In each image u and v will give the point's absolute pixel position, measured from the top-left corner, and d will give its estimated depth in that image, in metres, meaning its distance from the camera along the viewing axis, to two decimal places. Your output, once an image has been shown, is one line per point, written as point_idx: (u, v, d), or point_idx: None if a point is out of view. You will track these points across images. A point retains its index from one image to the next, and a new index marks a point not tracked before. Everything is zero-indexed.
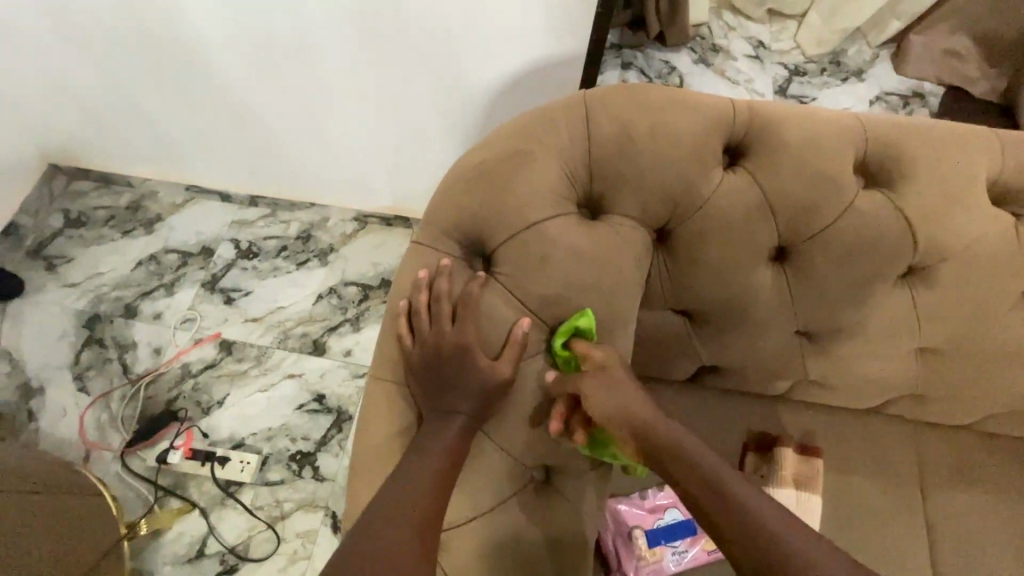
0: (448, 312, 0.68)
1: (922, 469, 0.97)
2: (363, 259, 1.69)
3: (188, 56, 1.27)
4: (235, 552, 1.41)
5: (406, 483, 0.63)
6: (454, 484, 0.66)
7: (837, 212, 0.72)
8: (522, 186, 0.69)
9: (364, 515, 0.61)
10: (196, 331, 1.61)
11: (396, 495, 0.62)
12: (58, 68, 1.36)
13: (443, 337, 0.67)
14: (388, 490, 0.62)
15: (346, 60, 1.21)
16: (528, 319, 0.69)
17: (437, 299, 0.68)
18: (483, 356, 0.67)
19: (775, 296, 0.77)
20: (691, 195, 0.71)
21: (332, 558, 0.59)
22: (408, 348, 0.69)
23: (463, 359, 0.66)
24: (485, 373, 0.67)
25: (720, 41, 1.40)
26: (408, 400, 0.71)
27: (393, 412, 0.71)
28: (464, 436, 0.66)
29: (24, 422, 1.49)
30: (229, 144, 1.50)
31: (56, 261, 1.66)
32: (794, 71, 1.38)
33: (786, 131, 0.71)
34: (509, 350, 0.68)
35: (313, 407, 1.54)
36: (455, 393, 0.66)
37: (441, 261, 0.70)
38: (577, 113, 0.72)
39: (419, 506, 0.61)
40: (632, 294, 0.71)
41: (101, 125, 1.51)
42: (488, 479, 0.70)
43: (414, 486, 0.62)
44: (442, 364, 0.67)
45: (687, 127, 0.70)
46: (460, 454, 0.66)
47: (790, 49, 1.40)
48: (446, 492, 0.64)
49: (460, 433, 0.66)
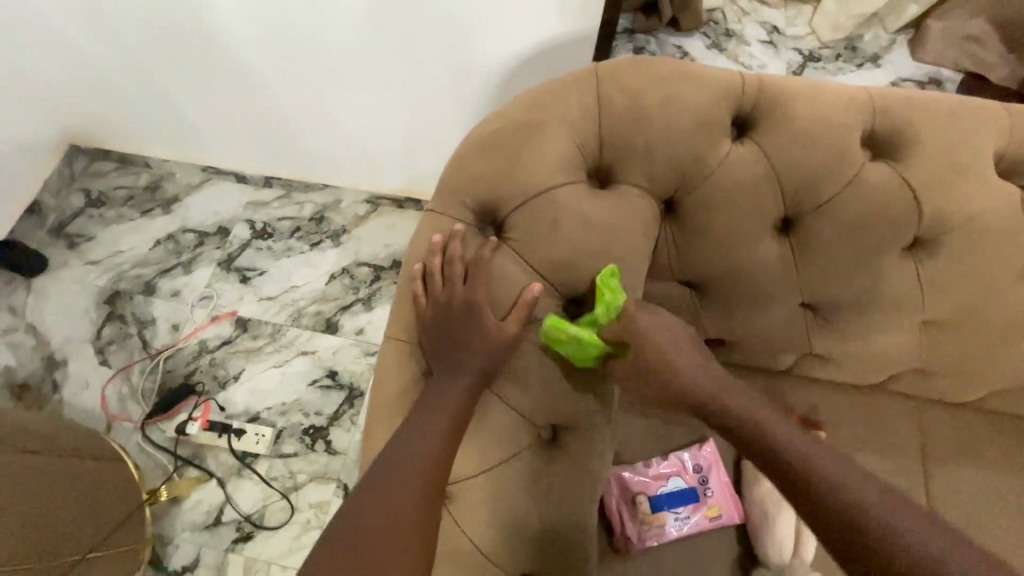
0: (460, 273, 0.70)
1: (926, 446, 0.98)
2: (375, 240, 1.72)
3: (207, 40, 1.30)
4: (251, 521, 1.46)
5: (419, 435, 0.65)
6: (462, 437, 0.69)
7: (842, 183, 0.73)
8: (532, 155, 0.71)
9: (378, 465, 0.64)
10: (213, 308, 1.65)
11: (409, 446, 0.65)
12: (81, 50, 1.39)
13: (454, 295, 0.69)
14: (401, 442, 0.65)
15: (361, 45, 1.23)
16: (539, 284, 0.70)
17: (449, 261, 0.71)
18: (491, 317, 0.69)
19: (781, 267, 0.78)
20: (700, 164, 0.72)
21: (347, 503, 0.63)
22: (421, 308, 0.72)
23: (474, 319, 0.68)
24: (494, 332, 0.69)
25: (734, 27, 1.40)
26: (421, 360, 0.74)
27: (406, 372, 0.73)
28: (473, 393, 0.69)
29: (49, 393, 1.54)
30: (246, 127, 1.53)
31: (78, 240, 1.70)
32: (809, 57, 1.38)
33: (796, 103, 0.72)
34: (517, 310, 0.69)
35: (325, 383, 1.58)
36: (465, 352, 0.68)
37: (453, 226, 0.72)
38: (589, 85, 0.73)
39: (431, 458, 0.64)
40: (640, 262, 0.73)
41: (123, 107, 1.54)
42: (497, 437, 0.72)
43: (426, 439, 0.65)
44: (453, 324, 0.69)
45: (696, 99, 0.71)
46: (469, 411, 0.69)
47: (804, 34, 1.39)
48: (456, 446, 0.67)
49: (469, 389, 0.68)
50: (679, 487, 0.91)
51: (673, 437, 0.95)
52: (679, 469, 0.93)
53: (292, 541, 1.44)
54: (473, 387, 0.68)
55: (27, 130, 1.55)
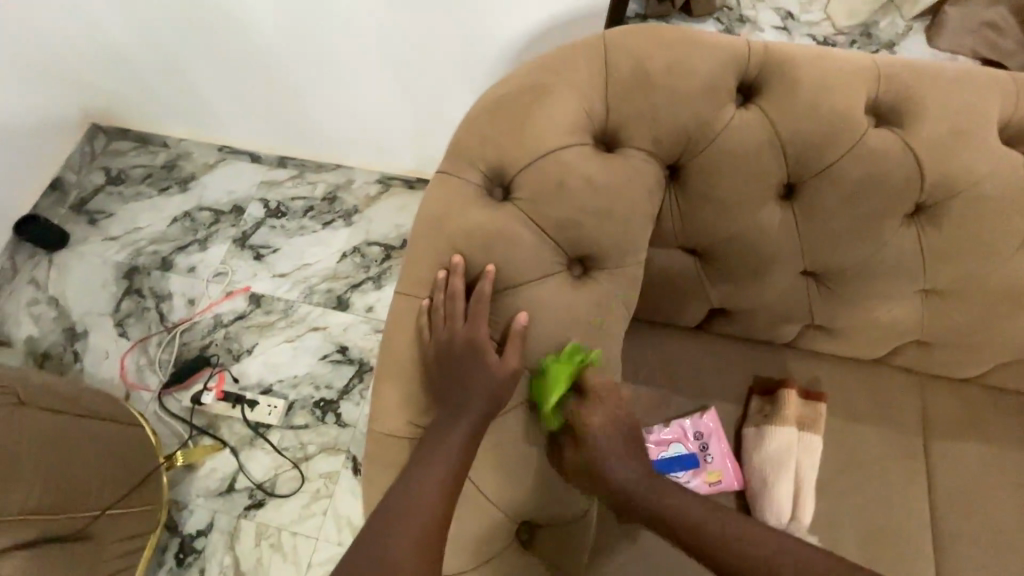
0: (461, 310, 0.71)
1: (927, 420, 0.99)
2: (385, 220, 1.75)
3: (227, 17, 1.32)
4: (263, 488, 1.50)
5: None
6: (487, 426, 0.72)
7: (846, 148, 0.74)
8: (539, 119, 0.73)
9: None
10: (228, 283, 1.69)
11: None
12: (105, 27, 1.42)
13: (456, 335, 0.70)
14: None
15: (371, 22, 1.25)
16: (525, 314, 0.72)
17: (451, 297, 0.71)
18: (489, 291, 0.71)
19: (783, 234, 0.80)
20: (705, 129, 0.73)
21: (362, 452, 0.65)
22: (422, 322, 0.73)
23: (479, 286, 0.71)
24: (497, 370, 0.70)
25: (747, 12, 1.40)
26: (416, 323, 0.73)
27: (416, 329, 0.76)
28: (479, 349, 0.70)
29: (70, 362, 1.59)
30: (262, 106, 1.56)
31: (98, 216, 1.75)
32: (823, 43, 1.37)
33: (801, 70, 0.74)
34: (510, 342, 0.71)
35: (336, 358, 1.62)
36: (473, 313, 0.71)
37: (452, 257, 0.72)
38: (597, 51, 0.75)
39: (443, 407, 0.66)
40: (644, 224, 0.75)
41: (143, 84, 1.58)
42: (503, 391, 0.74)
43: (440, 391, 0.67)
44: (460, 287, 0.71)
45: (701, 65, 0.73)
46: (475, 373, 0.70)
47: (819, 20, 1.39)
48: (463, 400, 0.69)
49: (476, 348, 0.70)
50: (679, 453, 0.92)
51: (675, 405, 0.97)
52: (681, 435, 0.94)
53: (302, 510, 1.49)
54: (481, 338, 0.70)
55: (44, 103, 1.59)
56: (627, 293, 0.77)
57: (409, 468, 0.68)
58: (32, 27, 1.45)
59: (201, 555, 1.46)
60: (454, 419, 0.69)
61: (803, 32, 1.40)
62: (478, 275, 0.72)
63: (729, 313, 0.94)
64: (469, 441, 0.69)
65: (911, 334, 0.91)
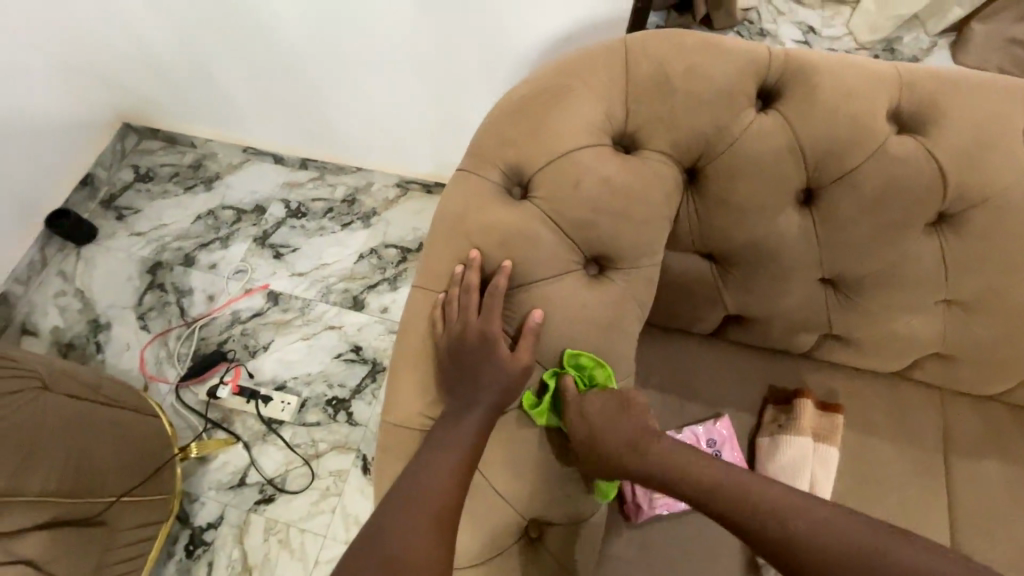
0: (476, 304, 0.71)
1: (948, 437, 0.96)
2: (403, 223, 1.77)
3: (257, 20, 1.36)
4: (273, 484, 1.52)
5: None
6: (497, 423, 0.72)
7: (867, 155, 0.73)
8: (559, 120, 0.74)
9: None
10: (247, 281, 1.72)
11: None
12: (141, 31, 1.48)
13: (469, 327, 0.70)
14: None
15: (399, 29, 1.27)
16: (540, 311, 0.72)
17: (465, 290, 0.72)
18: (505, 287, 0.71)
19: (801, 240, 0.80)
20: (725, 133, 0.74)
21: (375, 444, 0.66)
22: (438, 316, 0.74)
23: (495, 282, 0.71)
24: (509, 365, 0.70)
25: (769, 26, 1.42)
26: (432, 317, 0.74)
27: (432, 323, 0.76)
28: (492, 344, 0.70)
29: (92, 353, 1.63)
30: (286, 108, 1.60)
31: (125, 212, 1.79)
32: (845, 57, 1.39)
33: (822, 76, 0.74)
34: (524, 339, 0.71)
35: (350, 357, 1.64)
36: (487, 309, 0.71)
37: (470, 252, 0.73)
38: (618, 55, 0.76)
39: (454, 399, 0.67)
40: (661, 225, 0.76)
41: (174, 86, 1.63)
42: None
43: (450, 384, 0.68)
44: (475, 282, 0.72)
45: (723, 70, 0.73)
46: (487, 368, 0.70)
47: (841, 35, 1.41)
48: (477, 396, 0.70)
49: (488, 342, 0.70)
50: None
51: (687, 412, 0.96)
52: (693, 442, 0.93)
53: (311, 506, 1.50)
54: (494, 333, 0.70)
55: (72, 101, 1.66)
56: (642, 293, 0.78)
57: (421, 460, 0.68)
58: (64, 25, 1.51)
59: (210, 548, 1.47)
60: (466, 412, 0.69)
61: (825, 46, 1.41)
62: (492, 269, 0.73)
63: (745, 321, 0.93)
64: (480, 433, 0.69)
65: (931, 346, 0.90)
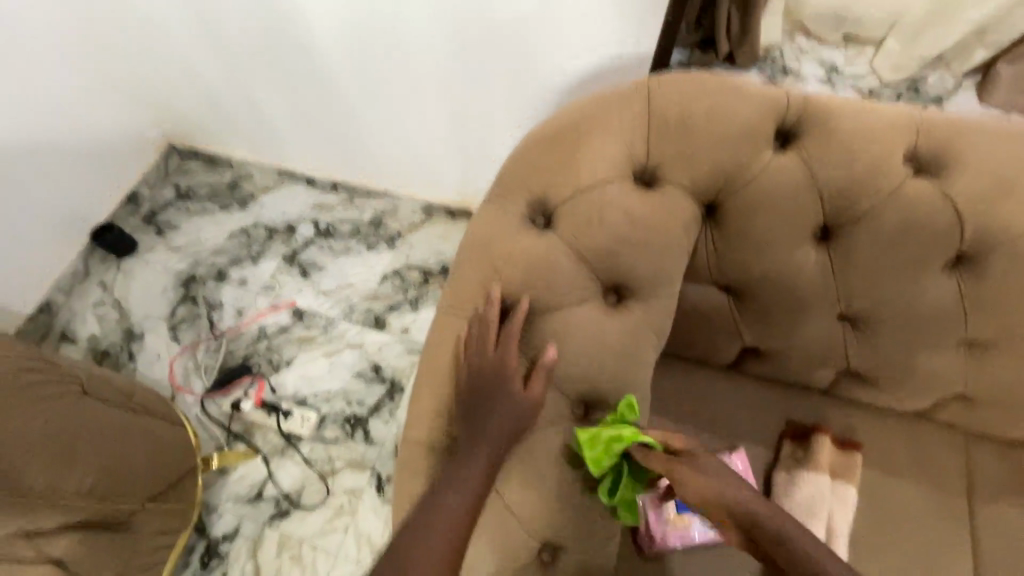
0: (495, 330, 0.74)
1: (972, 482, 0.94)
2: (427, 246, 1.83)
3: (301, 52, 1.44)
4: (289, 498, 1.54)
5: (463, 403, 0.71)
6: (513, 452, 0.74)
7: (884, 195, 0.75)
8: (583, 155, 0.78)
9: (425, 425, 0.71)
10: (275, 297, 1.78)
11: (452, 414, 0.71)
12: (194, 61, 1.58)
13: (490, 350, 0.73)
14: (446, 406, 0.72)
15: (433, 60, 1.33)
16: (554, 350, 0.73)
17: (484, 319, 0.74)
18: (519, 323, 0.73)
19: (818, 277, 0.81)
20: (744, 172, 0.76)
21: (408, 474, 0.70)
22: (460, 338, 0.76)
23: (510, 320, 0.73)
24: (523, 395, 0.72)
25: (792, 64, 1.46)
26: (454, 340, 0.77)
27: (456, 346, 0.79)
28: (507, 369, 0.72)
29: (125, 361, 1.70)
30: (322, 134, 1.68)
31: (165, 228, 1.87)
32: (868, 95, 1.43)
33: (838, 119, 0.76)
34: (536, 380, 0.73)
35: (369, 376, 1.67)
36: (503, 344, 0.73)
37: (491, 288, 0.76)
38: (641, 95, 0.80)
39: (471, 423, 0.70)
40: (680, 258, 0.78)
41: (220, 111, 1.73)
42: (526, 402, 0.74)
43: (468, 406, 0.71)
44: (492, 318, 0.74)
45: (742, 111, 0.76)
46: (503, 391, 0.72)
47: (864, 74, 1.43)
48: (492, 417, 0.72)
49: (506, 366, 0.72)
50: None
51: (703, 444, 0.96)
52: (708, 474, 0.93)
53: (324, 523, 1.51)
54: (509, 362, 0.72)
55: (121, 121, 1.74)
56: (659, 323, 0.79)
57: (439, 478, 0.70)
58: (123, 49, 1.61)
59: (224, 560, 1.49)
60: (485, 432, 0.71)
61: (847, 84, 1.45)
62: (513, 297, 0.76)
63: (763, 354, 0.94)
64: (496, 453, 0.71)
65: (953, 388, 0.89)
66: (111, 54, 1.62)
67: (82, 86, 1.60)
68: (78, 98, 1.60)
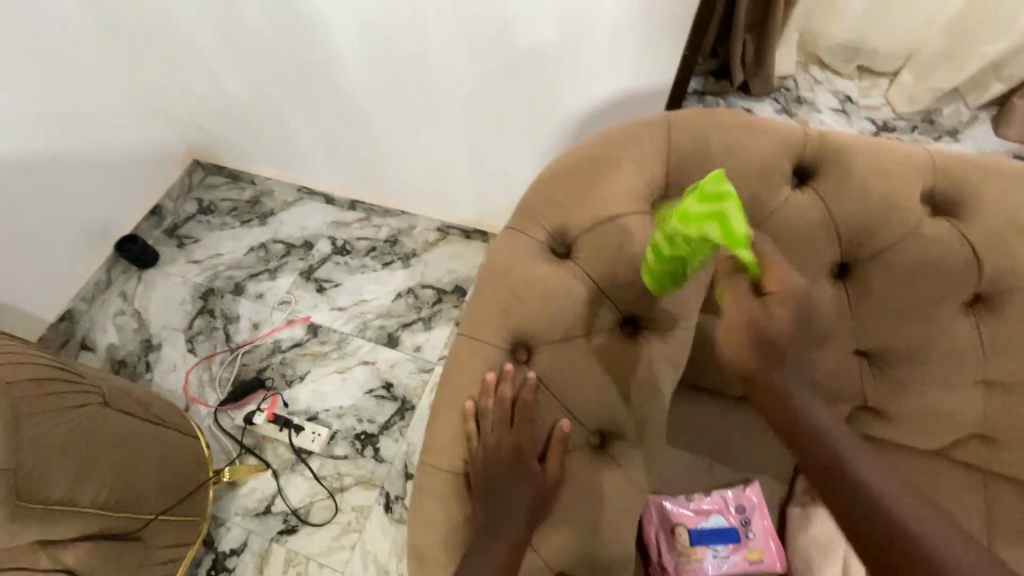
0: (508, 380, 0.74)
1: (991, 522, 0.93)
2: (441, 265, 1.85)
3: (325, 77, 1.48)
4: (297, 514, 1.55)
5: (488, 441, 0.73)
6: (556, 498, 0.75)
7: (901, 234, 0.76)
8: (603, 187, 0.79)
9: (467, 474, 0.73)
10: (291, 312, 1.80)
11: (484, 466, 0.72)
12: (222, 84, 1.63)
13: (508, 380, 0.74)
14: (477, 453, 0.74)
15: (454, 87, 1.36)
16: (568, 421, 0.75)
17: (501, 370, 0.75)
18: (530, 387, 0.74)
19: (836, 312, 0.81)
20: (760, 209, 0.78)
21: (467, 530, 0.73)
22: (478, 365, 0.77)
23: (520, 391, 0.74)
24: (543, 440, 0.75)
25: (806, 94, 1.51)
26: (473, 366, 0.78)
27: None
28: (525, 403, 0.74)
29: (142, 372, 1.72)
30: (343, 153, 1.72)
31: (187, 241, 1.92)
32: (883, 126, 1.46)
33: (855, 157, 0.77)
34: (553, 451, 0.74)
35: (380, 393, 1.68)
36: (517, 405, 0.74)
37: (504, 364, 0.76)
38: (660, 128, 0.81)
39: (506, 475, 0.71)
40: (697, 291, 0.79)
41: (245, 130, 1.77)
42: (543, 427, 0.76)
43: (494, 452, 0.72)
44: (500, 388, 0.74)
45: (759, 148, 0.78)
46: (524, 428, 0.73)
47: (879, 104, 1.48)
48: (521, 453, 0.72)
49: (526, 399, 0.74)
50: (719, 525, 0.91)
51: (716, 475, 0.96)
52: (721, 506, 0.92)
53: (331, 541, 1.51)
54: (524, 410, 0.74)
55: (148, 137, 1.79)
56: (676, 355, 0.80)
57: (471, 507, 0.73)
58: (153, 71, 1.66)
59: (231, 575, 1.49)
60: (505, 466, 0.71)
61: (862, 115, 1.48)
62: (530, 327, 0.77)
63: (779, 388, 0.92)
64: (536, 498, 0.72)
65: (970, 426, 0.88)
66: (142, 74, 1.67)
67: (113, 104, 1.66)
68: (110, 115, 1.66)
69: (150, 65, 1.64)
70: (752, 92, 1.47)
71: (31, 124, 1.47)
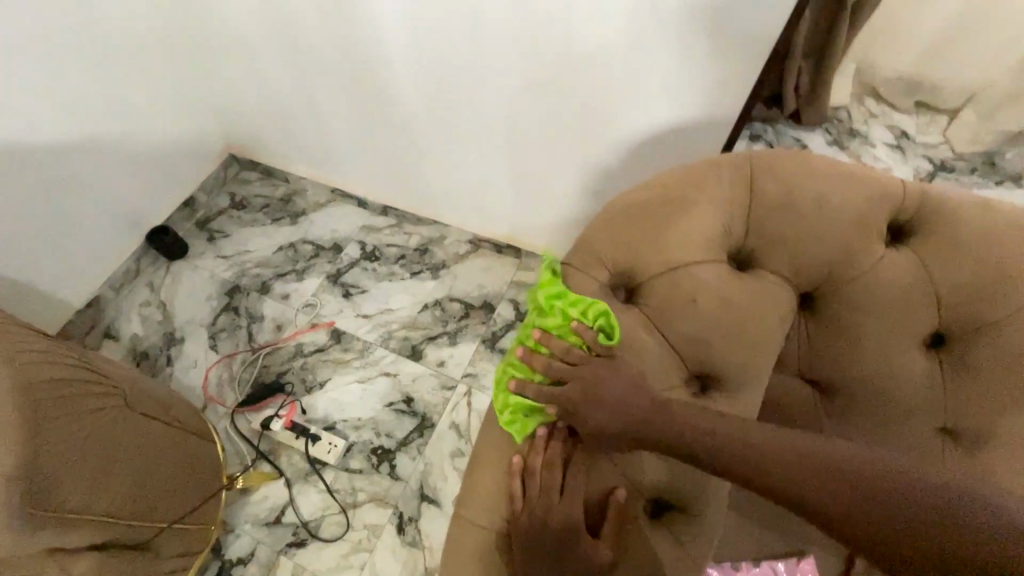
0: (557, 442, 0.73)
1: None
2: (470, 279, 1.80)
3: (370, 78, 1.42)
4: (307, 528, 1.50)
5: (538, 500, 0.71)
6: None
7: (1011, 308, 0.69)
8: (678, 230, 0.75)
9: (511, 535, 0.71)
10: (314, 316, 1.76)
11: (527, 528, 0.70)
12: (263, 76, 1.59)
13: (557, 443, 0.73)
14: (523, 512, 0.71)
15: (504, 96, 1.29)
16: (623, 489, 0.71)
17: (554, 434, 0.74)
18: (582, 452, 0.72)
19: (924, 385, 0.74)
20: (851, 267, 0.72)
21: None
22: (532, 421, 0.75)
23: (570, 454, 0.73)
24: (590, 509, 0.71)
25: (859, 127, 1.40)
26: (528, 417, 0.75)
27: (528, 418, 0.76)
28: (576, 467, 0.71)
29: (163, 365, 1.69)
30: (378, 158, 1.68)
31: (217, 234, 1.90)
32: (940, 165, 1.34)
33: (959, 221, 0.72)
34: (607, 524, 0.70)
35: (400, 407, 1.63)
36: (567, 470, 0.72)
37: (557, 420, 0.75)
38: (743, 173, 0.77)
39: (550, 541, 0.68)
40: (772, 352, 0.74)
41: (283, 125, 1.73)
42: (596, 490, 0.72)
43: (540, 512, 0.70)
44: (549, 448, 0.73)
45: (852, 202, 0.73)
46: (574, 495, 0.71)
47: (936, 143, 1.37)
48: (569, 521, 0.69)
49: (579, 465, 0.72)
50: None
51: (766, 542, 0.89)
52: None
53: (340, 559, 1.46)
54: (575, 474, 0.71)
55: (188, 129, 1.76)
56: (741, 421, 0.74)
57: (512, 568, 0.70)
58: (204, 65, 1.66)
59: None
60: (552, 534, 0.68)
61: (919, 151, 1.37)
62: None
63: None
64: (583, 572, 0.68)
65: None
66: (190, 64, 1.65)
67: (157, 92, 1.62)
68: (155, 108, 1.64)
69: (195, 54, 1.62)
70: (803, 121, 1.37)
71: (72, 109, 1.43)
